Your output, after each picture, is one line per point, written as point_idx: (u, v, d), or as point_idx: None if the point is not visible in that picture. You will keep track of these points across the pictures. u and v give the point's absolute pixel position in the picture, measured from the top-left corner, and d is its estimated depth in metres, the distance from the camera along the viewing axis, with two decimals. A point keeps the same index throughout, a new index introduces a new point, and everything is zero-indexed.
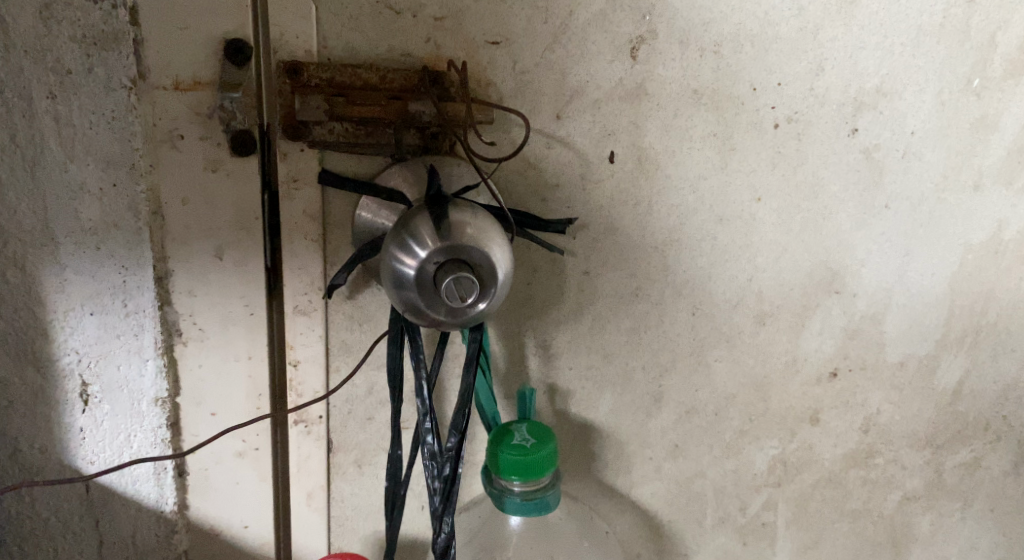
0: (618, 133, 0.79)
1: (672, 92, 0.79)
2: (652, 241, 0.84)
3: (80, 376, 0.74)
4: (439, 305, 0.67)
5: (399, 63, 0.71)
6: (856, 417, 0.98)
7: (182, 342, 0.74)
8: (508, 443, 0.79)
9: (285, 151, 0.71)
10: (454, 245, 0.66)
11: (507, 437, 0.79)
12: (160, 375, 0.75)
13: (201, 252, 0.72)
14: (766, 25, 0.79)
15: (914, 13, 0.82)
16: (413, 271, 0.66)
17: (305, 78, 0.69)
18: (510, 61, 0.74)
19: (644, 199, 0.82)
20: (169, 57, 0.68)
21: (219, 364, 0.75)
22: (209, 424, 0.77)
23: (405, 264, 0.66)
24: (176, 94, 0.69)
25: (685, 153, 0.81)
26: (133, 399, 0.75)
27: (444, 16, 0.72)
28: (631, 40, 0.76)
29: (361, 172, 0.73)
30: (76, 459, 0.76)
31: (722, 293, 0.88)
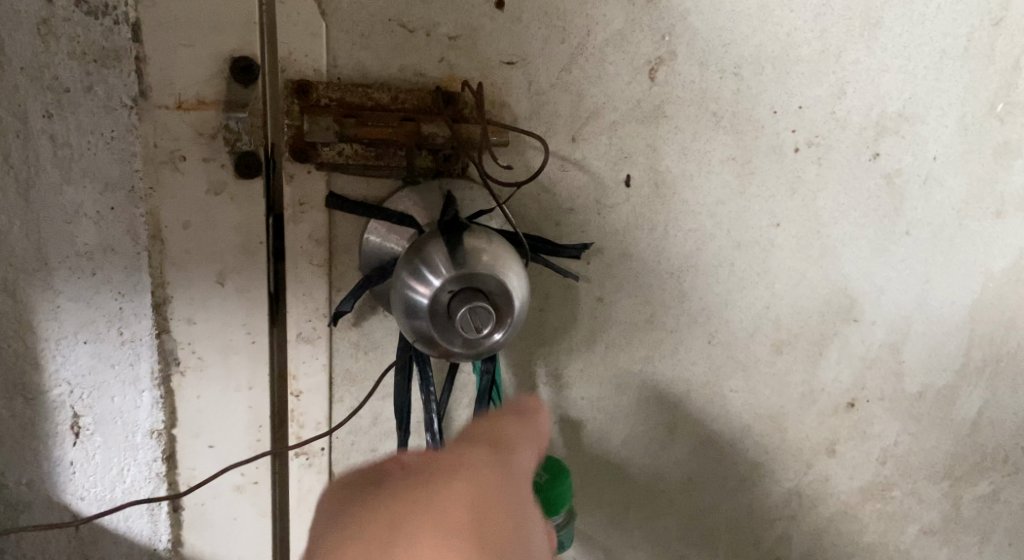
0: (635, 156, 0.76)
1: (691, 114, 0.76)
2: (669, 268, 0.81)
3: (72, 407, 0.71)
4: (453, 337, 0.64)
5: (411, 83, 0.69)
6: (873, 449, 0.95)
7: (180, 371, 0.71)
8: None
9: (291, 174, 0.68)
10: (470, 272, 0.63)
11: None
12: (156, 406, 0.72)
13: (201, 278, 0.69)
14: (788, 47, 0.76)
15: (938, 37, 0.79)
16: (426, 300, 0.63)
17: (314, 98, 0.66)
18: (526, 82, 0.71)
19: (660, 224, 0.79)
20: (173, 75, 0.65)
21: (219, 394, 0.72)
22: (207, 456, 0.73)
23: (418, 292, 0.64)
24: (179, 113, 0.66)
25: (704, 177, 0.78)
26: (127, 431, 0.72)
27: (458, 35, 0.69)
28: (650, 61, 0.73)
29: (371, 196, 0.70)
30: (66, 495, 0.73)
31: (738, 321, 0.85)
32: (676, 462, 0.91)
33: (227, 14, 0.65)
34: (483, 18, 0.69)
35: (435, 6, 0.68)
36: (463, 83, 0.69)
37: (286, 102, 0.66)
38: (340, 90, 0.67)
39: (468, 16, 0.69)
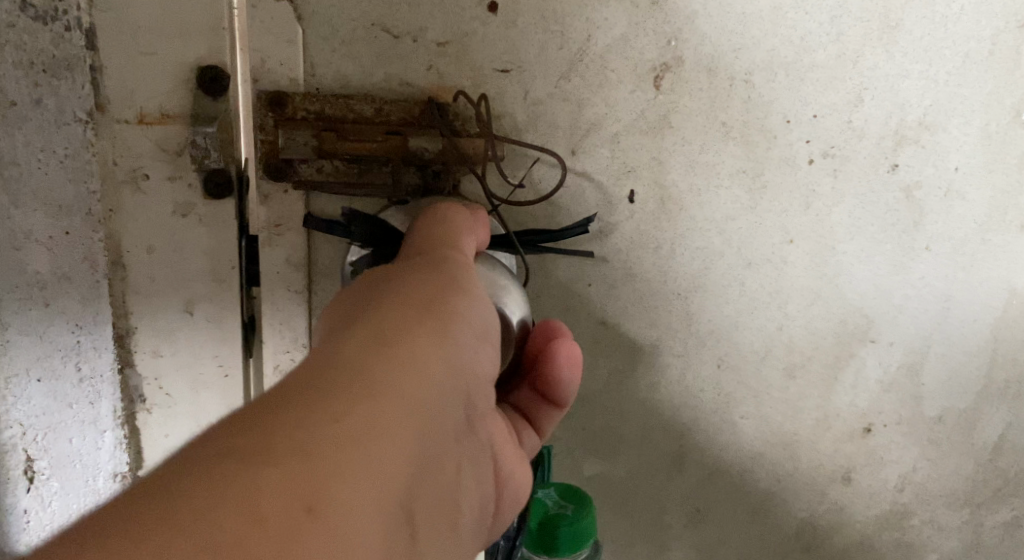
0: (639, 170, 0.70)
1: (698, 125, 0.70)
2: (675, 289, 0.76)
3: (25, 450, 0.68)
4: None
5: (398, 94, 0.61)
6: (890, 476, 0.90)
7: (146, 408, 0.68)
8: (565, 514, 0.73)
9: (266, 195, 0.61)
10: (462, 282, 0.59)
11: (540, 511, 0.74)
12: (120, 446, 0.69)
13: (169, 307, 0.65)
14: (801, 52, 0.71)
15: (961, 40, 0.74)
16: None
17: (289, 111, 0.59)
18: (521, 91, 0.65)
19: (666, 242, 0.73)
20: (133, 87, 0.60)
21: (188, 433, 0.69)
22: None
23: None
24: (141, 128, 0.61)
25: (712, 192, 0.73)
26: (87, 475, 0.69)
27: (448, 41, 0.61)
28: (655, 68, 0.67)
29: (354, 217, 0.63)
30: (17, 543, 0.70)
31: (749, 344, 0.80)
32: (680, 494, 0.86)
33: (189, 20, 0.60)
34: (476, 22, 0.61)
35: (423, 10, 0.60)
36: (458, 95, 0.62)
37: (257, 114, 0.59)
38: (320, 101, 0.59)
39: (458, 20, 0.61)
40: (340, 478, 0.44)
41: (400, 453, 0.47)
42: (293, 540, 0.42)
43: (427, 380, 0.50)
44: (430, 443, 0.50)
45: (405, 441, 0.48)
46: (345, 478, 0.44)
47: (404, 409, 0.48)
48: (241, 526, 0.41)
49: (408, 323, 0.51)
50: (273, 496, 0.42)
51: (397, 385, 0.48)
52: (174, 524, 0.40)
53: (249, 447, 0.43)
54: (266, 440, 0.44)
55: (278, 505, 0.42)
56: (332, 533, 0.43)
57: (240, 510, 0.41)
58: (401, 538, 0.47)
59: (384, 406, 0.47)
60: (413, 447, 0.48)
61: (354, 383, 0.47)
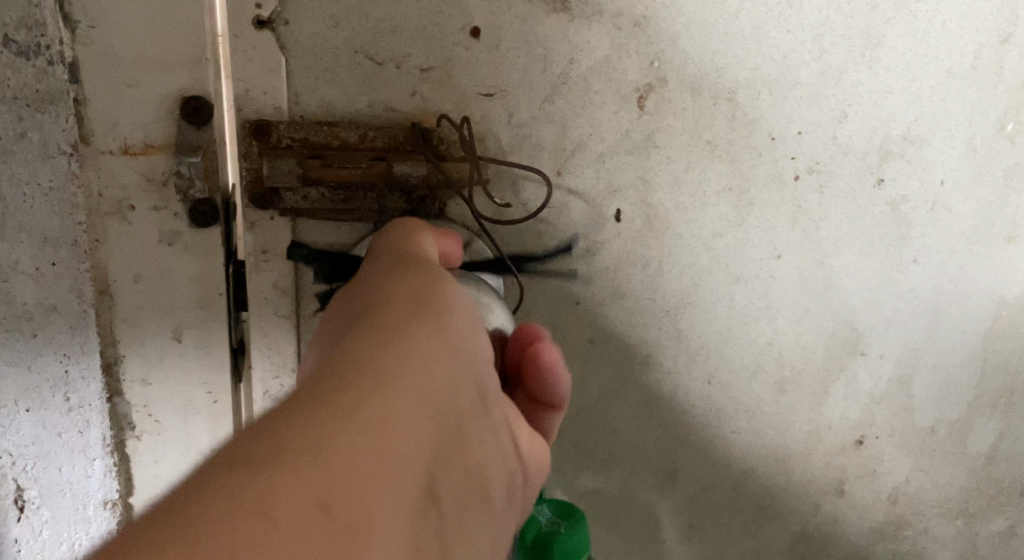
0: (624, 190, 0.70)
1: (683, 143, 0.70)
2: (663, 306, 0.76)
3: (15, 480, 0.69)
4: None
5: (381, 120, 0.62)
6: (883, 487, 0.90)
7: (136, 435, 0.69)
8: (549, 533, 0.72)
9: (253, 221, 0.63)
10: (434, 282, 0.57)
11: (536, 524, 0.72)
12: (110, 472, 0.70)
13: (156, 334, 0.67)
14: (785, 70, 0.71)
15: (944, 55, 0.74)
16: None
17: (274, 139, 0.60)
18: (505, 114, 0.65)
19: (653, 259, 0.74)
20: (117, 120, 0.61)
21: (179, 457, 0.70)
22: None
23: None
24: (126, 159, 0.62)
25: (699, 209, 0.73)
26: (78, 503, 0.71)
27: (432, 66, 0.62)
28: (638, 89, 0.67)
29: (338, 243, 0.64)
30: None
31: (739, 359, 0.80)
32: (673, 510, 0.86)
33: (172, 51, 0.60)
34: (459, 48, 0.62)
35: (405, 36, 0.61)
36: (440, 120, 0.63)
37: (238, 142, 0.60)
38: (303, 129, 0.61)
39: (441, 46, 0.62)
40: (360, 458, 0.41)
41: (419, 433, 0.45)
42: (322, 528, 0.39)
43: (431, 365, 0.48)
44: (447, 424, 0.47)
45: (421, 423, 0.45)
46: (367, 469, 0.41)
47: (414, 392, 0.46)
48: (263, 519, 0.38)
49: (404, 316, 0.50)
50: (293, 485, 0.39)
51: (405, 370, 0.46)
52: (185, 531, 0.37)
53: (257, 447, 0.40)
54: (274, 438, 0.41)
55: (298, 494, 0.39)
56: (361, 514, 0.40)
57: (260, 503, 0.38)
58: (432, 525, 0.44)
59: (392, 390, 0.45)
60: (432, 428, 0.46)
61: (359, 373, 0.45)
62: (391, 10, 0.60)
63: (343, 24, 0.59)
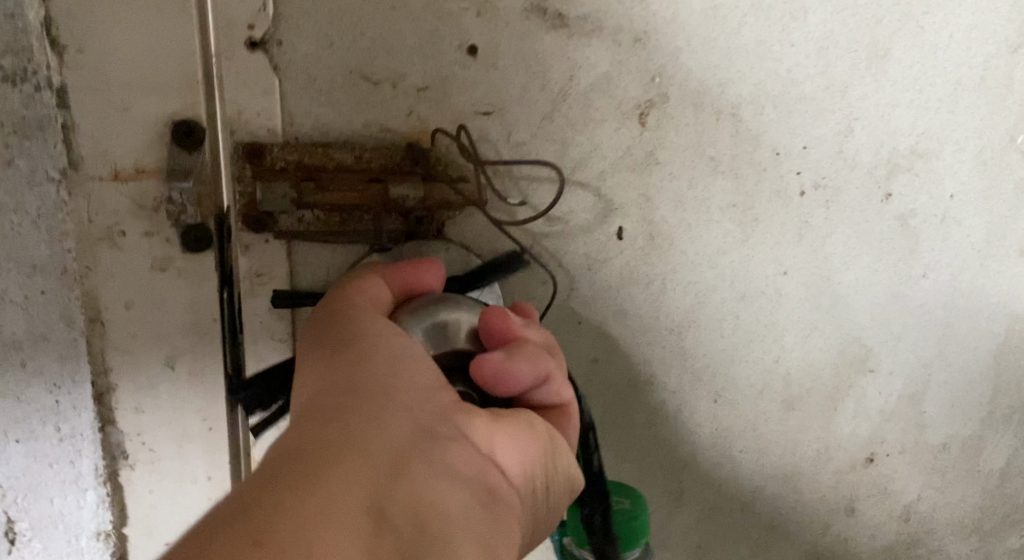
0: (627, 208, 0.69)
1: (686, 159, 0.69)
2: (668, 325, 0.74)
3: (6, 511, 0.66)
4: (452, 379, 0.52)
5: (377, 140, 0.60)
6: (895, 506, 0.88)
7: (129, 464, 0.66)
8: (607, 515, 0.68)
9: (246, 245, 0.60)
10: (440, 304, 0.55)
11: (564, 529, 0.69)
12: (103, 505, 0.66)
13: (149, 362, 0.64)
14: (789, 85, 0.70)
15: (952, 66, 0.73)
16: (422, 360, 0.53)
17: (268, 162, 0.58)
18: (504, 132, 0.63)
19: (658, 277, 0.72)
20: (107, 145, 0.60)
21: (174, 488, 0.67)
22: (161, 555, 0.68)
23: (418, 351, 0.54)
24: (116, 184, 0.60)
25: (703, 226, 0.72)
26: (70, 534, 0.67)
27: (427, 85, 0.60)
28: (639, 106, 0.66)
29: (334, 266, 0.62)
30: None
31: (746, 378, 0.79)
32: (680, 531, 0.85)
33: (159, 77, 0.59)
34: (456, 66, 0.61)
35: (401, 55, 0.59)
36: (436, 136, 0.61)
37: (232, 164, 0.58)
38: (297, 149, 0.58)
39: (437, 64, 0.60)
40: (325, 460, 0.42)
41: (386, 426, 0.45)
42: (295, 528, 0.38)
43: (387, 369, 0.48)
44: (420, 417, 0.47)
45: (386, 419, 0.45)
46: (331, 467, 0.41)
47: (371, 395, 0.46)
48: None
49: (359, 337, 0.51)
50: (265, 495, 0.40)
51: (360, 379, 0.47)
52: None
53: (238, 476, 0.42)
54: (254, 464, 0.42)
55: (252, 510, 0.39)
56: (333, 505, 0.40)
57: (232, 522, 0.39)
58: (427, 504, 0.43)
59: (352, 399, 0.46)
60: (398, 419, 0.46)
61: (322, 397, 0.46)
62: (386, 28, 0.58)
63: (338, 44, 0.58)
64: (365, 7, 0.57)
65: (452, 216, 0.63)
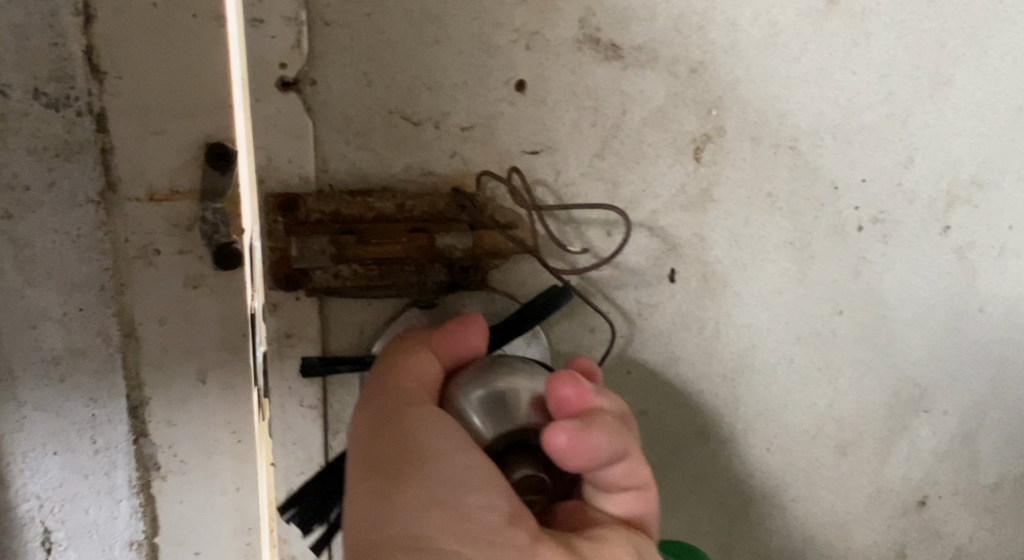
0: (680, 248, 0.64)
1: (742, 196, 0.64)
2: (721, 371, 0.69)
3: (43, 522, 0.62)
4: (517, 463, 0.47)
5: (418, 185, 0.55)
6: (946, 549, 0.84)
7: (160, 476, 0.62)
8: None
9: (274, 302, 0.54)
10: (495, 368, 0.50)
11: None
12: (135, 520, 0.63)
13: (182, 383, 0.60)
14: (849, 114, 0.65)
15: (1014, 92, 0.69)
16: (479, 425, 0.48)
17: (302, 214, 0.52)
18: (552, 172, 0.58)
19: (711, 321, 0.67)
20: (143, 164, 0.56)
21: (202, 500, 0.63)
22: None
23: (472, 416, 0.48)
24: (151, 205, 0.57)
25: (758, 266, 0.67)
26: (105, 544, 0.64)
27: (473, 124, 0.55)
28: (695, 140, 0.61)
29: (370, 322, 0.57)
30: None
31: (798, 423, 0.74)
32: None
33: (199, 97, 0.56)
34: (503, 103, 0.55)
35: (444, 93, 0.53)
36: (484, 178, 0.56)
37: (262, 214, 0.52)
38: (334, 197, 0.53)
39: (484, 101, 0.55)
40: None
41: None
42: None
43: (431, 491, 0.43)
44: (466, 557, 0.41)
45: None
46: None
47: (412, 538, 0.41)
48: None
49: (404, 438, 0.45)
50: None
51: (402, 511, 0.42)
52: None
53: None
54: None
55: None
56: None
57: None
58: None
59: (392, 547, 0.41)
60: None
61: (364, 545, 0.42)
62: (429, 64, 0.53)
63: (376, 82, 0.52)
64: (405, 42, 0.52)
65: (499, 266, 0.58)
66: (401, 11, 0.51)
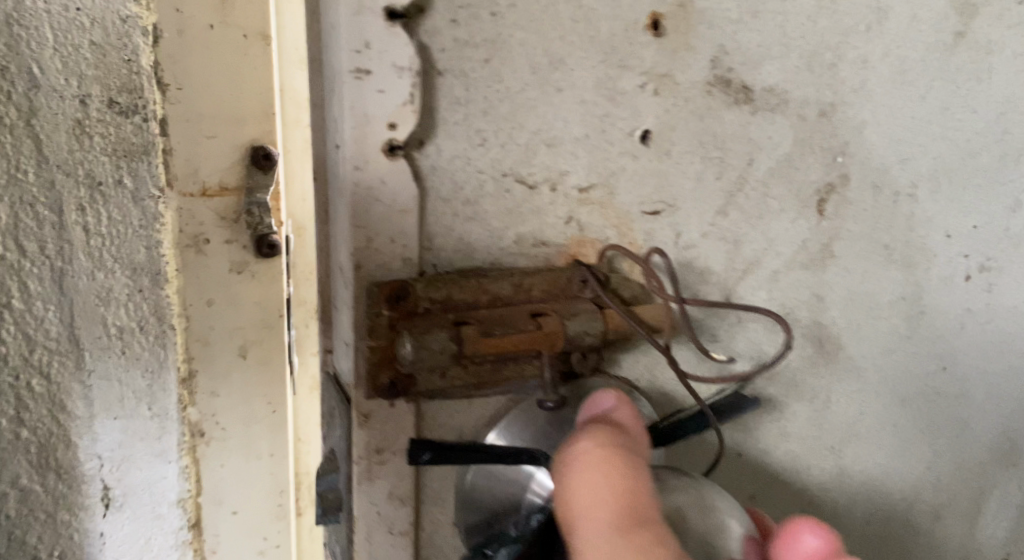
0: (798, 310, 0.57)
1: (860, 250, 0.57)
2: (829, 443, 0.62)
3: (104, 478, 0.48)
4: None
5: (530, 258, 0.46)
6: None
7: (205, 441, 0.56)
8: None
9: (367, 413, 0.44)
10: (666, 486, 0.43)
11: None
12: (182, 523, 0.54)
13: (223, 355, 0.56)
14: (966, 156, 0.59)
15: None
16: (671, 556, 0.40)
17: (411, 305, 0.43)
18: (672, 235, 0.50)
19: (822, 389, 0.60)
20: (198, 164, 0.53)
21: (241, 466, 0.58)
22: (228, 524, 0.58)
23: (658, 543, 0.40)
24: (204, 200, 0.54)
25: (870, 325, 0.60)
26: (155, 501, 0.52)
27: (592, 185, 0.46)
28: (819, 191, 0.54)
29: (474, 425, 0.47)
30: None
31: (897, 490, 0.67)
32: None
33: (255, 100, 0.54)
34: (625, 158, 0.47)
35: (563, 150, 0.45)
36: (608, 252, 0.47)
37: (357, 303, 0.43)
38: (444, 280, 0.43)
39: (605, 157, 0.46)
40: None
41: None
42: None
43: None
44: None
45: None
46: None
47: None
48: None
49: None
50: None
51: None
52: None
53: None
54: None
55: None
56: None
57: None
58: None
59: None
60: None
61: None
62: (551, 117, 0.44)
63: (491, 141, 0.43)
64: (527, 92, 0.43)
65: (620, 351, 0.49)
66: (524, 56, 0.43)
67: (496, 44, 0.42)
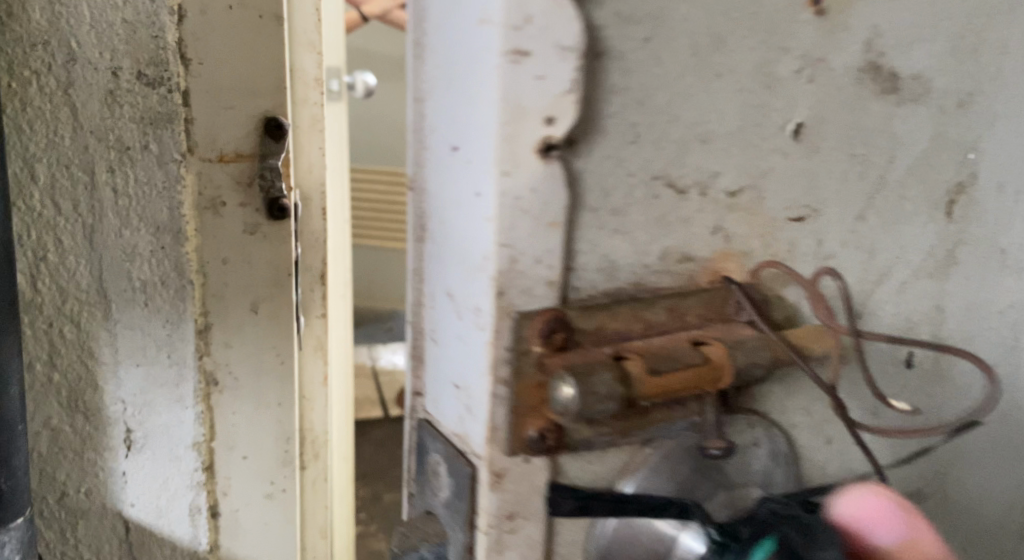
0: (921, 326, 0.50)
1: (983, 253, 0.51)
2: (939, 467, 0.53)
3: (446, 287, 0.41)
4: None
5: (676, 278, 0.42)
6: None
7: (448, 299, 0.42)
8: None
9: (502, 472, 0.40)
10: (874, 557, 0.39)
11: None
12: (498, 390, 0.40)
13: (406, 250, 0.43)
14: None
15: None
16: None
17: (570, 341, 0.40)
18: (814, 243, 0.45)
19: (932, 412, 0.52)
20: None
21: (460, 347, 0.41)
22: (458, 412, 0.42)
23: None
24: None
25: (983, 332, 0.53)
26: (460, 323, 0.41)
27: (741, 187, 0.42)
28: (951, 190, 0.48)
29: (620, 480, 0.43)
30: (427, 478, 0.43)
31: (1008, 506, 0.56)
32: None
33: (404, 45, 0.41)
34: (777, 155, 0.43)
35: (715, 146, 0.41)
36: (770, 268, 0.44)
37: (501, 332, 0.39)
38: (591, 310, 0.40)
39: (758, 150, 0.42)
40: None
41: None
42: None
43: None
44: None
45: None
46: None
47: None
48: None
49: None
50: None
51: None
52: None
53: None
54: None
55: None
56: None
57: None
58: None
59: None
60: None
61: None
62: (707, 106, 0.41)
63: (644, 138, 0.40)
64: (685, 78, 0.40)
65: (768, 384, 0.46)
66: (686, 34, 0.39)
67: (658, 20, 0.39)
